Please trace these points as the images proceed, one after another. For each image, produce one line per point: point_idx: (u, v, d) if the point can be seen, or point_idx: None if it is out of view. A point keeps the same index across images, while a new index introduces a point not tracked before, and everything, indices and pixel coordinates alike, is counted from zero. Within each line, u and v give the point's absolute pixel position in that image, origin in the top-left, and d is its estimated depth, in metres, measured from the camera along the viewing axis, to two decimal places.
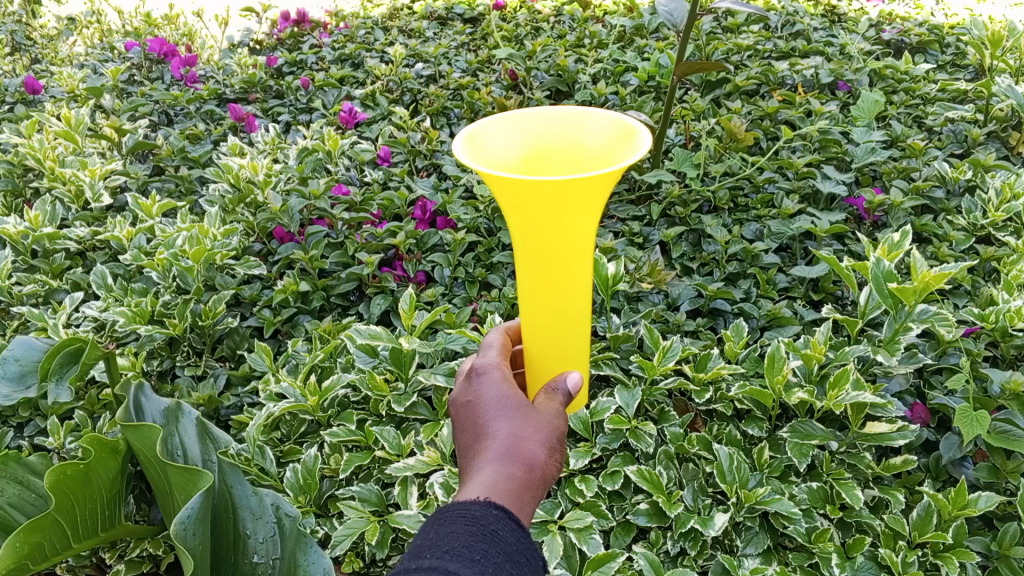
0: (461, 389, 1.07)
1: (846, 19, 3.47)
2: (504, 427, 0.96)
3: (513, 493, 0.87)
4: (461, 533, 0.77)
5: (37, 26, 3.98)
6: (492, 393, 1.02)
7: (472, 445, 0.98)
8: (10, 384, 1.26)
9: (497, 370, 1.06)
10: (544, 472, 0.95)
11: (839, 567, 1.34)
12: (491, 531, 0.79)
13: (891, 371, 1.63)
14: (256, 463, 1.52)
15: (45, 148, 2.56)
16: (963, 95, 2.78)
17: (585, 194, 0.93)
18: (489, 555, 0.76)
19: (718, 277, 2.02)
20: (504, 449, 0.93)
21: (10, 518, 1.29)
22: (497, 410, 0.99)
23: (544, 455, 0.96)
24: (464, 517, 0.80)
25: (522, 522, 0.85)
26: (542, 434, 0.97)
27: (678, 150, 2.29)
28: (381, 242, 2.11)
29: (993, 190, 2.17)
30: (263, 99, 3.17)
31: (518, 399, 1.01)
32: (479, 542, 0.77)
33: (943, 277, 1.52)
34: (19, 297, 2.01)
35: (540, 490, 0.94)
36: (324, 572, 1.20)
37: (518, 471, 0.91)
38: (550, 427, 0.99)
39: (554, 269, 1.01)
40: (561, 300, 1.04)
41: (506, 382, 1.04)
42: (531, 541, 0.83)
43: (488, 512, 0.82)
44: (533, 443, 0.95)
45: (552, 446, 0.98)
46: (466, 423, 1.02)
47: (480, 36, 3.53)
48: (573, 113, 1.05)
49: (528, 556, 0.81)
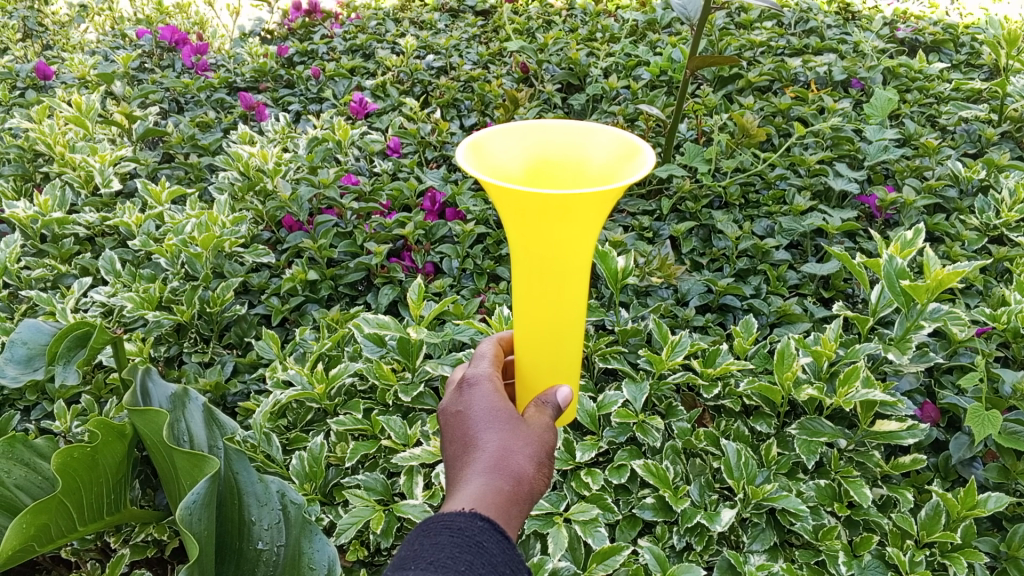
0: (451, 399, 1.06)
1: (860, 17, 3.43)
2: (494, 440, 0.95)
3: (500, 506, 0.86)
4: (446, 544, 0.77)
5: (48, 13, 3.96)
6: (483, 404, 1.00)
7: (460, 456, 0.96)
8: (18, 367, 1.26)
9: (488, 382, 1.05)
10: (532, 487, 0.94)
11: (846, 566, 1.32)
12: (477, 543, 0.79)
13: (901, 369, 1.62)
14: (262, 450, 1.52)
15: (55, 134, 2.57)
16: (977, 95, 2.76)
17: (587, 209, 0.91)
18: (474, 566, 0.76)
19: (727, 273, 2.01)
20: (493, 461, 0.92)
21: (16, 499, 1.29)
22: (487, 422, 0.97)
23: (533, 469, 0.95)
24: (450, 527, 0.80)
25: (509, 535, 0.84)
26: (531, 448, 0.96)
27: (690, 144, 2.24)
28: (390, 232, 2.12)
29: (1006, 190, 2.14)
30: (273, 88, 3.17)
31: (509, 412, 0.99)
32: (464, 553, 0.77)
33: (956, 275, 1.50)
34: (28, 281, 2.03)
35: (527, 504, 0.93)
36: (329, 560, 1.22)
37: (506, 485, 0.90)
38: (538, 442, 0.98)
39: (552, 282, 1.00)
40: (555, 314, 1.03)
41: (497, 394, 1.03)
42: (517, 550, 0.83)
43: (474, 522, 0.81)
44: (521, 457, 0.94)
45: (540, 461, 0.97)
46: (454, 434, 1.01)
47: (492, 29, 3.52)
48: (578, 129, 1.04)
49: (515, 566, 0.81)
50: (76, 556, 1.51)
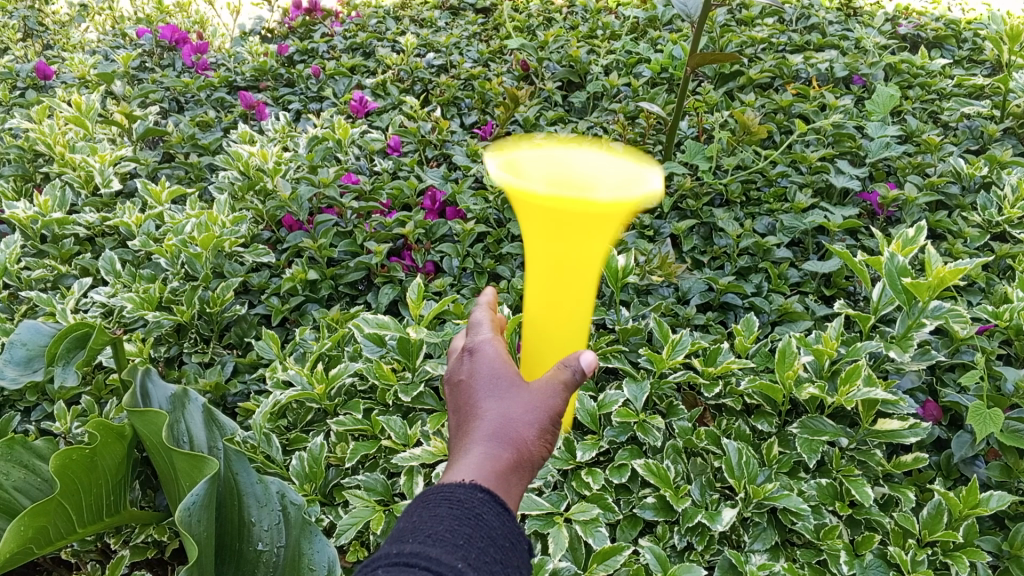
0: (454, 367, 1.06)
1: (862, 13, 3.41)
2: (494, 408, 0.95)
3: (500, 477, 0.86)
4: (445, 517, 0.77)
5: (48, 12, 3.95)
6: (484, 372, 1.00)
7: (462, 425, 0.97)
8: (17, 368, 1.26)
9: (489, 348, 1.04)
10: (536, 451, 0.94)
11: (848, 565, 1.32)
12: (476, 516, 0.79)
13: (903, 367, 1.61)
14: (262, 450, 1.52)
15: (55, 134, 2.57)
16: (979, 91, 2.75)
17: (591, 226, 0.83)
18: (473, 539, 0.76)
19: (729, 271, 2.01)
20: (493, 430, 0.92)
21: (15, 501, 1.29)
22: (488, 390, 0.97)
23: (537, 434, 0.93)
24: (449, 500, 0.80)
25: (508, 506, 0.85)
26: (534, 412, 0.94)
27: (690, 142, 2.23)
28: (390, 231, 2.11)
29: (1009, 186, 2.14)
30: (273, 87, 3.16)
31: (509, 377, 0.98)
32: (463, 526, 0.77)
33: (958, 272, 1.49)
34: (28, 282, 2.02)
35: (531, 470, 0.93)
36: (329, 561, 1.22)
37: (507, 453, 0.89)
38: (544, 404, 0.94)
39: (562, 290, 0.93)
40: (563, 321, 0.98)
41: (498, 359, 1.02)
42: (516, 521, 0.83)
43: (474, 494, 0.82)
44: (523, 423, 0.93)
45: (546, 425, 0.95)
46: (458, 402, 1.01)
47: (492, 26, 3.51)
48: None
49: (514, 538, 0.81)
50: (77, 556, 1.51)
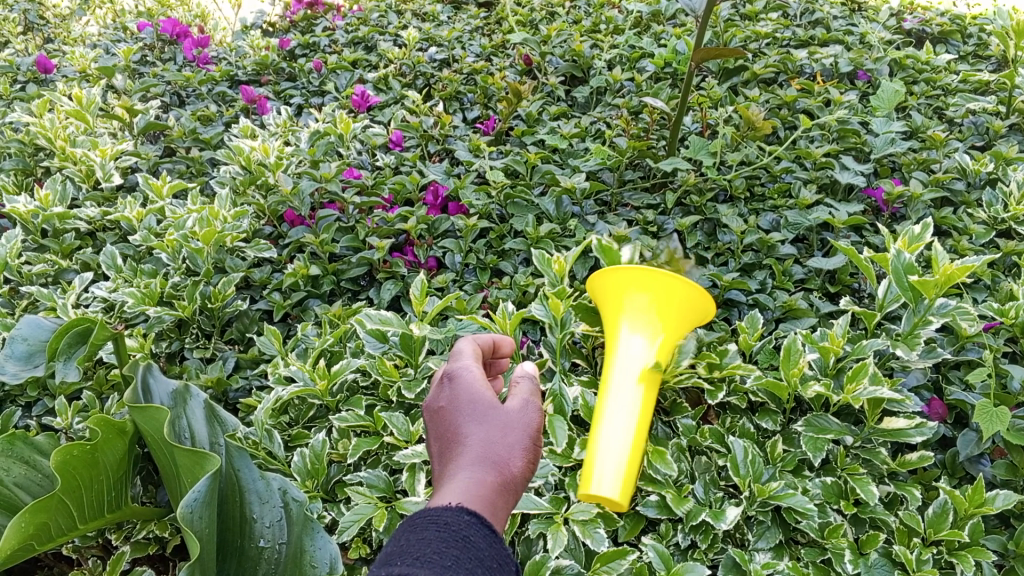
0: (434, 394, 1.07)
1: (867, 8, 3.38)
2: (476, 433, 0.96)
3: (487, 498, 0.87)
4: (433, 539, 0.76)
5: (49, 5, 3.94)
6: (466, 397, 1.02)
7: (445, 451, 0.97)
8: (18, 363, 1.25)
9: (469, 373, 1.06)
10: (517, 475, 0.95)
11: (852, 564, 1.31)
12: (463, 537, 0.78)
13: (908, 365, 1.60)
14: (264, 446, 1.51)
15: (56, 127, 2.55)
16: (985, 87, 2.72)
17: None
18: (461, 561, 0.74)
19: (732, 268, 2.00)
20: (478, 454, 0.92)
21: (16, 497, 1.28)
22: (470, 415, 0.99)
23: (518, 458, 0.96)
24: (436, 523, 0.79)
25: (496, 527, 0.84)
26: (515, 437, 0.97)
27: (695, 137, 2.22)
28: (393, 226, 2.09)
29: (1014, 183, 2.12)
30: (275, 81, 3.14)
31: (490, 402, 1.01)
32: (451, 548, 0.75)
33: (965, 270, 1.48)
34: (29, 276, 2.02)
35: (514, 493, 0.94)
36: (331, 557, 1.22)
37: (492, 476, 0.90)
38: (521, 429, 0.99)
39: None
40: None
41: (479, 384, 1.04)
42: (504, 544, 0.82)
43: (460, 517, 0.80)
44: (506, 447, 0.95)
45: (526, 448, 0.99)
46: (439, 429, 1.02)
47: (495, 20, 3.49)
48: None
49: (502, 561, 0.80)
50: (77, 552, 1.51)
